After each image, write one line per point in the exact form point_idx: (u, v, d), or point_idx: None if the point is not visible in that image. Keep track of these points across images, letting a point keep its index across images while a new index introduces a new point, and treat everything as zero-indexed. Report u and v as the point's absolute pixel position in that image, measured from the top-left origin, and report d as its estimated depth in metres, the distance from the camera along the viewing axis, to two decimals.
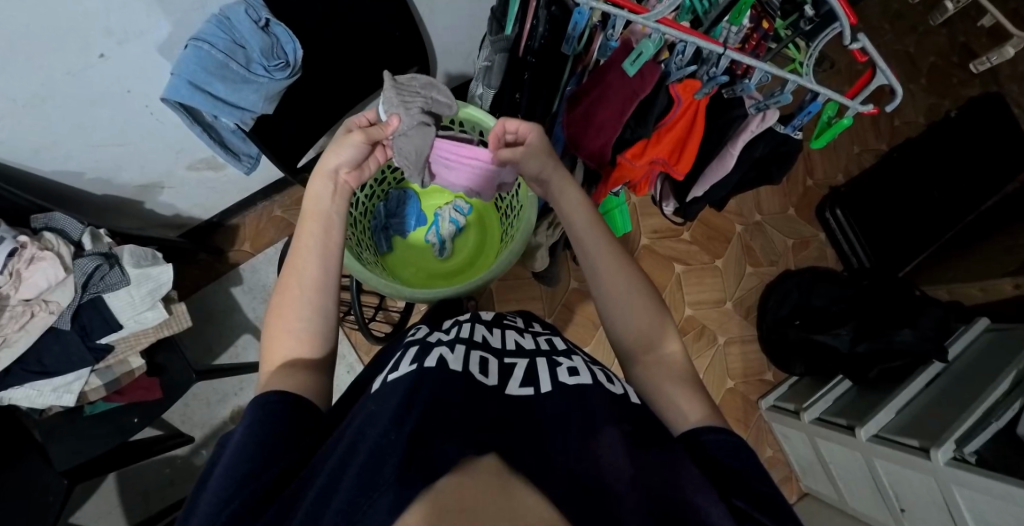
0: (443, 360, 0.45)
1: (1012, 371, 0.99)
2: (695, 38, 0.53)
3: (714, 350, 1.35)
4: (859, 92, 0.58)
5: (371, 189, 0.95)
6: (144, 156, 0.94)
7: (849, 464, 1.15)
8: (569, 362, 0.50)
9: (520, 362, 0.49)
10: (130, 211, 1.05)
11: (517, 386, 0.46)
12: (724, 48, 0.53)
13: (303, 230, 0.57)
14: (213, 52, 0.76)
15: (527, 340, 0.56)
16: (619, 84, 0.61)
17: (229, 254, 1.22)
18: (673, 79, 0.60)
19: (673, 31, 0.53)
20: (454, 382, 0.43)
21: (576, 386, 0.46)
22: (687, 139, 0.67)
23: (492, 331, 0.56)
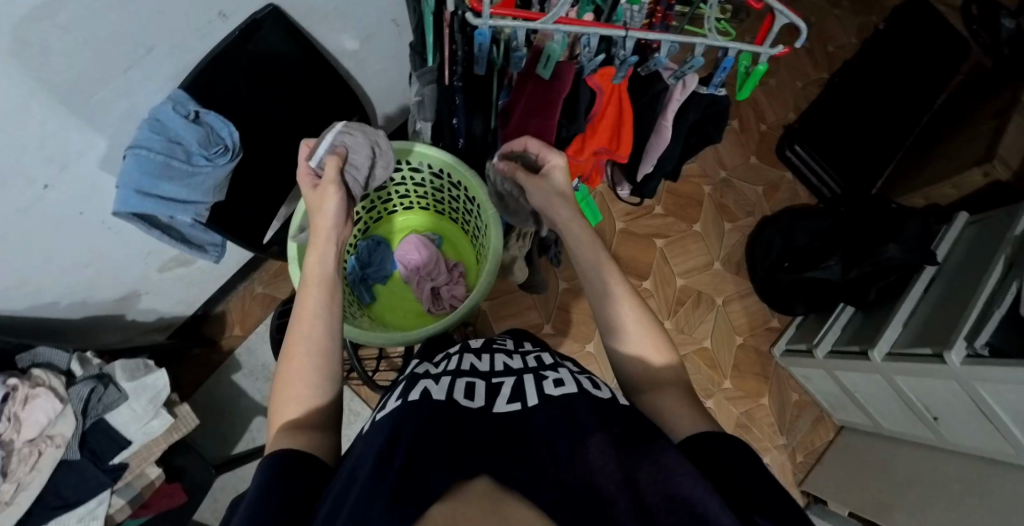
0: (426, 392, 0.48)
1: (1002, 257, 0.99)
2: (598, 29, 0.54)
3: (715, 312, 1.35)
4: (767, 38, 0.57)
5: None
6: (113, 270, 0.94)
7: (872, 389, 1.15)
8: (555, 374, 0.53)
9: (507, 381, 0.53)
10: (114, 326, 1.05)
11: (503, 403, 0.49)
12: (626, 30, 0.54)
13: (305, 296, 0.57)
14: (152, 155, 0.78)
15: (516, 360, 0.58)
16: (539, 90, 0.63)
17: (223, 342, 1.22)
18: (589, 71, 0.62)
19: (575, 27, 0.53)
20: (442, 412, 0.46)
21: (561, 396, 0.49)
22: (621, 123, 0.68)
23: (481, 357, 0.58)
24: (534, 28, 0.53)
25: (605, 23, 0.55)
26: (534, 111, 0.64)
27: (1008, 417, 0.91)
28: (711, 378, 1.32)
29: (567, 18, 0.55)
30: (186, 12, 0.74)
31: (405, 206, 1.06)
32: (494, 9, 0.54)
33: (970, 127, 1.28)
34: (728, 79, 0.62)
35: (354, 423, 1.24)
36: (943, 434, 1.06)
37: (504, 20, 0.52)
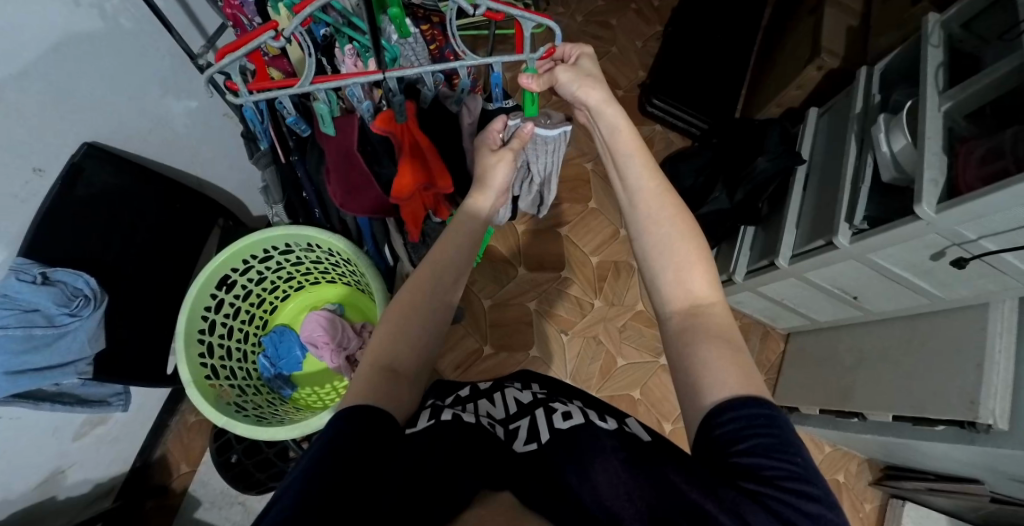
0: (457, 414, 0.56)
1: (852, 138, 1.06)
2: (354, 79, 0.60)
3: (638, 274, 1.38)
4: (523, 44, 0.63)
5: (238, 351, 0.97)
6: (26, 458, 0.89)
7: (795, 291, 1.19)
8: (564, 408, 0.60)
9: (522, 423, 0.60)
10: (49, 512, 0.99)
11: (523, 444, 0.56)
12: (379, 74, 0.59)
13: (445, 239, 0.66)
14: (10, 333, 0.74)
15: (524, 395, 0.66)
16: (336, 148, 0.71)
17: (174, 484, 1.18)
18: (369, 117, 0.70)
19: (333, 83, 0.60)
20: (476, 435, 0.54)
21: (570, 429, 0.55)
22: (421, 153, 0.72)
23: (494, 401, 0.66)
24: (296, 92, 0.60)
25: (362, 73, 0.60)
26: (338, 163, 0.72)
27: (910, 273, 0.96)
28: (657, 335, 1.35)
29: (323, 77, 0.60)
30: None
31: (292, 289, 1.07)
32: (253, 85, 0.61)
33: (793, 30, 1.37)
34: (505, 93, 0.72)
35: None
36: (868, 308, 1.10)
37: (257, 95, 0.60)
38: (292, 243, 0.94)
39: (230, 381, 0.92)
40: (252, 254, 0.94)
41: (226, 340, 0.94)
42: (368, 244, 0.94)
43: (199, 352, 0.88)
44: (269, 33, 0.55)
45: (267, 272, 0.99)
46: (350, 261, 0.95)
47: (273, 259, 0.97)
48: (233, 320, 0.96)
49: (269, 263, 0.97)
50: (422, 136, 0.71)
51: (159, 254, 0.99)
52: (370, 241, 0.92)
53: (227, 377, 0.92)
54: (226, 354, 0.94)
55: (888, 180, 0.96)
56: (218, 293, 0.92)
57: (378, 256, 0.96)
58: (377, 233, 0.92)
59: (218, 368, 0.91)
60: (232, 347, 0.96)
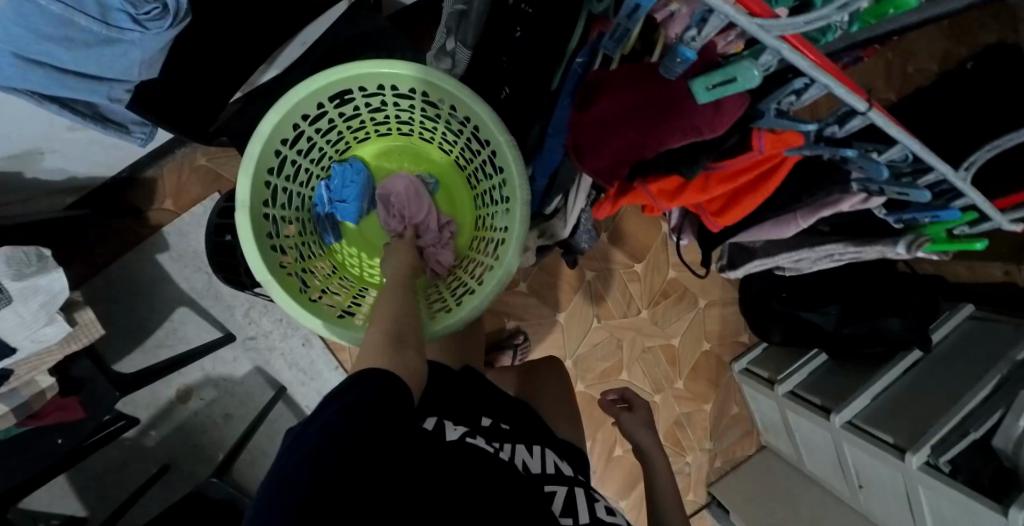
0: (507, 461, 0.55)
1: (995, 377, 0.96)
2: (833, 82, 0.38)
3: (693, 313, 1.30)
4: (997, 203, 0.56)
5: (306, 171, 0.75)
6: (4, 127, 0.70)
7: (815, 438, 1.15)
8: (605, 501, 0.59)
9: (559, 491, 0.57)
10: (5, 183, 0.82)
11: (560, 517, 0.53)
12: (869, 105, 0.40)
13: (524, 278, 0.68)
14: (42, 6, 0.46)
15: (560, 463, 0.65)
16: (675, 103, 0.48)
17: (150, 214, 1.05)
18: (763, 123, 0.48)
19: (809, 63, 0.37)
20: (512, 476, 0.52)
21: (614, 524, 0.55)
22: (759, 183, 0.56)
23: (532, 453, 0.64)
24: (751, 30, 0.35)
25: (843, 80, 0.39)
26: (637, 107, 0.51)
27: (930, 518, 0.95)
28: (668, 374, 1.30)
29: (798, 41, 0.37)
30: None
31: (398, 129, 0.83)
32: None
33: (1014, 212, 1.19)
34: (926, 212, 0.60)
35: (291, 336, 1.13)
36: (859, 499, 1.10)
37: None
38: (443, 104, 0.70)
39: (282, 211, 0.71)
40: (392, 85, 0.70)
41: (301, 158, 0.72)
42: (539, 178, 0.70)
43: (269, 166, 0.66)
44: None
45: (388, 107, 0.75)
46: (489, 168, 0.74)
47: (407, 101, 0.73)
48: (321, 137, 0.73)
49: (398, 101, 0.74)
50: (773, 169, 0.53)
51: None
52: (544, 177, 0.69)
53: (283, 201, 0.71)
54: (293, 176, 0.72)
55: (1000, 446, 0.89)
56: (325, 105, 0.69)
57: (538, 197, 0.72)
58: (557, 175, 0.69)
59: (279, 190, 0.70)
60: (302, 169, 0.74)
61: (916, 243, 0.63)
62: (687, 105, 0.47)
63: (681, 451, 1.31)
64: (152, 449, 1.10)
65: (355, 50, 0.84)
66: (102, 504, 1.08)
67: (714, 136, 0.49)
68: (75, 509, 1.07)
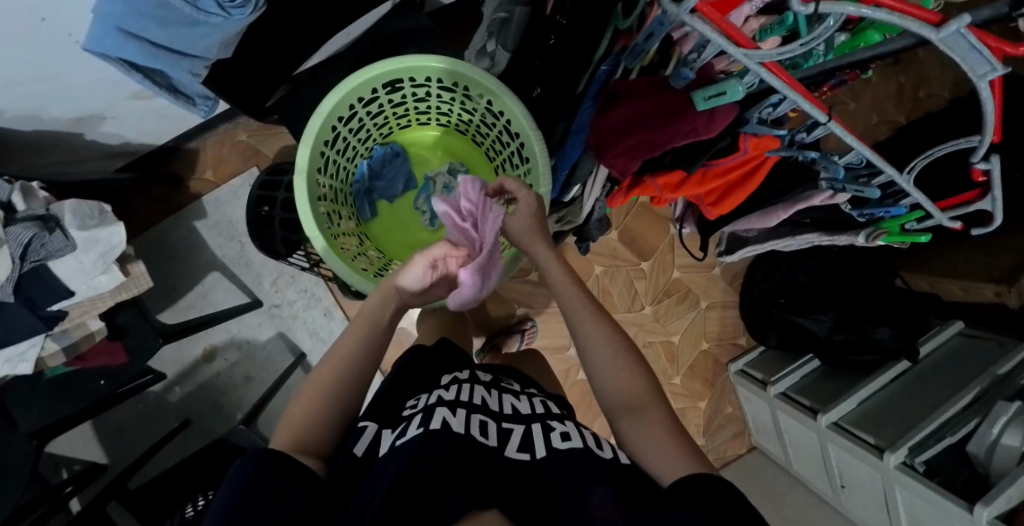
0: (447, 423, 0.51)
1: (977, 388, 1.01)
2: (800, 98, 0.45)
3: (694, 313, 1.36)
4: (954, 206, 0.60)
5: (353, 149, 0.81)
6: (78, 92, 0.78)
7: (803, 438, 1.21)
8: (562, 428, 0.56)
9: (516, 428, 0.56)
10: (68, 144, 0.90)
11: (514, 449, 0.51)
12: (829, 117, 0.46)
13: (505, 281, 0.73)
14: None
15: (522, 403, 0.63)
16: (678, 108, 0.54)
17: (191, 183, 1.13)
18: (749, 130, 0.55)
19: (777, 80, 0.44)
20: (450, 440, 0.48)
21: (568, 451, 0.51)
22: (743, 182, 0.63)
23: (491, 394, 0.63)
24: (735, 55, 0.42)
25: (811, 97, 0.46)
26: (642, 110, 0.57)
27: (905, 516, 1.02)
28: (666, 371, 1.36)
29: (772, 67, 0.44)
30: None
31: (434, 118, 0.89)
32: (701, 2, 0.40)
33: None
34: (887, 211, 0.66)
35: (313, 307, 1.19)
36: (841, 498, 1.16)
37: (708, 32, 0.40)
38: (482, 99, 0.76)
39: (331, 181, 0.78)
40: (439, 78, 0.76)
41: (351, 136, 0.79)
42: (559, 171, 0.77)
43: (325, 139, 0.73)
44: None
45: (432, 98, 0.82)
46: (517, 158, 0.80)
47: (449, 93, 0.80)
48: (369, 119, 0.80)
49: (441, 94, 0.80)
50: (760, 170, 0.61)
51: None
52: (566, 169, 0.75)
53: (331, 173, 0.77)
54: (343, 151, 0.79)
55: (975, 450, 0.95)
56: (378, 90, 0.76)
57: (559, 186, 0.78)
58: (576, 169, 0.76)
59: (330, 162, 0.77)
60: (350, 146, 0.80)
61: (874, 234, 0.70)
62: (687, 113, 0.53)
63: None
64: (174, 405, 1.17)
65: (396, 44, 0.92)
66: (122, 454, 1.15)
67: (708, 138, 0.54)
68: (100, 455, 1.14)
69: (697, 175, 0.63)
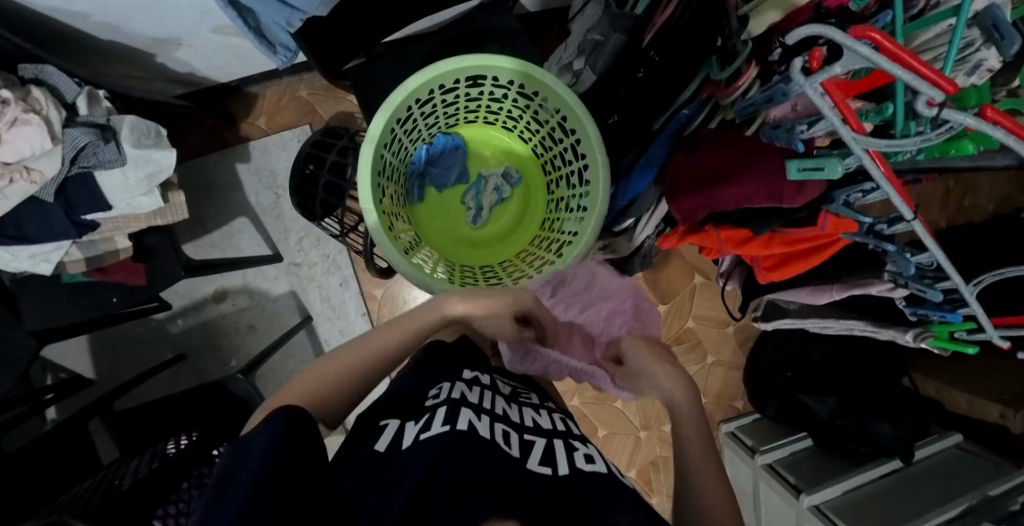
0: (474, 426, 0.51)
1: (964, 502, 1.00)
2: (896, 194, 0.45)
3: (699, 367, 1.36)
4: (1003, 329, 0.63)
5: (417, 131, 0.80)
6: (165, 16, 0.79)
7: (779, 513, 1.19)
8: (585, 449, 0.57)
9: (538, 442, 0.55)
10: (138, 61, 0.91)
11: (537, 463, 0.51)
12: (917, 217, 0.46)
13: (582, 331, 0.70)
14: None
15: (544, 418, 0.62)
16: (770, 171, 0.55)
17: (242, 125, 1.13)
18: (835, 208, 0.56)
19: (875, 166, 0.43)
20: (476, 442, 0.49)
21: (592, 473, 0.52)
22: (805, 255, 0.64)
23: (511, 405, 0.61)
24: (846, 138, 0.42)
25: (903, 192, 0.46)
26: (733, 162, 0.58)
27: None
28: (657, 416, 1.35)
29: (876, 156, 0.44)
30: None
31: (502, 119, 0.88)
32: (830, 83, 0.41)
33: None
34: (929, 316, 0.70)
35: (331, 274, 1.18)
36: None
37: (832, 113, 0.39)
38: (558, 114, 0.76)
39: (391, 158, 0.78)
40: (521, 83, 0.76)
41: (420, 119, 0.79)
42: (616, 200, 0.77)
43: (398, 116, 0.74)
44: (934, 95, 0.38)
45: (506, 102, 0.82)
46: (577, 177, 0.79)
47: (525, 100, 0.79)
48: (441, 105, 0.80)
49: (518, 99, 0.80)
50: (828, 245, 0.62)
51: None
52: (624, 200, 0.75)
53: (392, 149, 0.76)
54: (409, 132, 0.79)
55: None
56: (459, 82, 0.76)
57: (613, 214, 0.78)
58: (635, 201, 0.75)
59: (396, 140, 0.77)
60: (416, 128, 0.80)
61: (923, 335, 0.72)
62: (777, 178, 0.54)
63: (648, 491, 1.32)
64: (174, 337, 1.17)
65: (479, 39, 0.92)
66: (112, 373, 1.16)
67: (790, 207, 0.55)
68: (91, 369, 1.15)
69: (762, 237, 0.63)
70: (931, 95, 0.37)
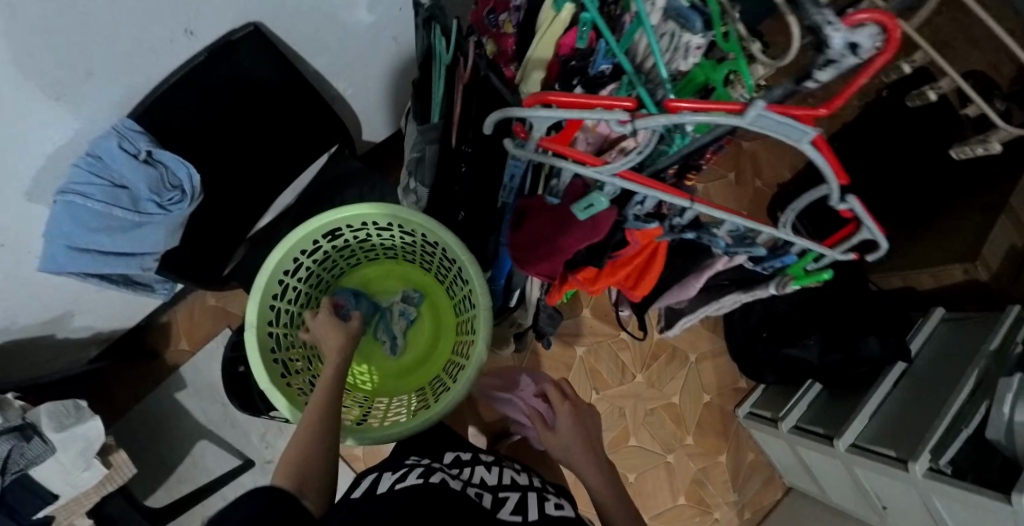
0: (443, 479, 0.57)
1: (975, 369, 1.00)
2: (660, 192, 0.48)
3: (687, 371, 1.33)
4: (842, 243, 0.61)
5: (306, 296, 0.85)
6: (43, 294, 0.83)
7: (831, 472, 1.16)
8: (555, 498, 0.61)
9: (512, 496, 0.59)
10: (40, 346, 0.94)
11: (507, 511, 0.55)
12: (691, 202, 0.49)
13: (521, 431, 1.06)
14: (88, 204, 0.65)
15: (521, 474, 0.67)
16: (565, 222, 0.57)
17: (167, 355, 1.15)
18: (630, 224, 0.57)
19: (631, 183, 0.48)
20: (451, 496, 0.54)
21: (560, 517, 0.56)
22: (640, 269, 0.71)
23: (491, 469, 0.66)
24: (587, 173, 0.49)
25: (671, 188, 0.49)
26: (541, 230, 0.59)
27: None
28: (675, 434, 1.31)
29: (626, 172, 0.49)
30: (139, 29, 0.61)
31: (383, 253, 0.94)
32: (545, 141, 0.51)
33: (961, 221, 1.26)
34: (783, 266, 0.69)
35: None
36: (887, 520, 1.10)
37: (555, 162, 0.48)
38: (418, 233, 0.82)
39: (285, 330, 0.82)
40: (374, 219, 0.82)
41: (301, 284, 0.84)
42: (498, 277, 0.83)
43: (274, 293, 0.78)
44: (619, 115, 0.43)
45: (374, 236, 0.88)
46: (456, 274, 0.84)
47: (388, 231, 0.85)
48: (317, 265, 0.85)
49: (381, 232, 0.86)
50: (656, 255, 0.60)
51: (270, 159, 0.88)
52: (501, 278, 0.81)
53: (283, 323, 0.81)
54: (295, 300, 0.84)
55: (994, 436, 0.92)
56: (319, 240, 0.81)
57: (501, 295, 0.84)
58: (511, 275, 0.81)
59: (282, 312, 0.81)
60: (302, 293, 0.85)
61: (784, 282, 0.72)
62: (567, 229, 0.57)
63: (707, 508, 1.30)
64: None
65: (336, 188, 1.00)
66: None
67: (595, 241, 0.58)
68: None
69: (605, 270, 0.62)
70: (612, 117, 0.43)
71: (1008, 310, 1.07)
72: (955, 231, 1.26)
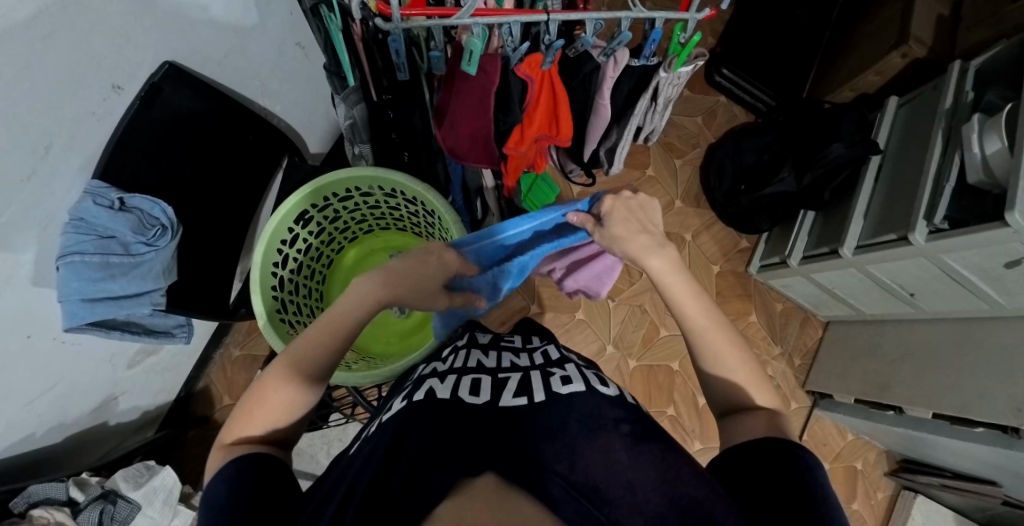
0: (431, 391, 0.57)
1: (938, 131, 1.00)
2: (516, 16, 0.58)
3: (688, 248, 1.43)
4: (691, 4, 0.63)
5: (301, 285, 0.94)
6: (85, 385, 0.90)
7: (849, 283, 1.19)
8: (562, 372, 0.61)
9: (512, 375, 0.60)
10: (99, 435, 1.02)
11: (510, 398, 0.56)
12: (545, 14, 0.58)
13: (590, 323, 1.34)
14: (88, 259, 0.71)
15: (524, 357, 0.67)
16: (468, 85, 0.69)
17: (217, 415, 1.22)
18: (515, 61, 0.69)
19: (491, 19, 0.57)
20: (444, 415, 0.53)
21: (569, 394, 0.56)
22: (556, 108, 0.76)
23: (488, 355, 0.67)
24: (452, 24, 0.57)
25: (523, 10, 0.58)
26: (470, 100, 0.70)
27: (976, 276, 0.94)
28: None
29: (482, 10, 0.58)
30: (70, 97, 0.66)
31: (362, 230, 1.02)
32: (406, 10, 0.57)
33: (881, 10, 1.27)
34: (659, 50, 0.72)
35: None
36: (921, 305, 1.10)
37: (420, 22, 0.56)
38: (378, 189, 0.89)
39: (295, 317, 0.90)
40: (333, 193, 0.88)
41: (295, 275, 0.92)
42: (456, 194, 0.93)
43: (272, 285, 0.86)
44: None
45: (342, 211, 0.94)
46: (424, 218, 0.91)
47: (351, 200, 0.92)
48: (303, 255, 0.93)
49: (347, 205, 0.93)
50: (555, 84, 0.74)
51: (230, 187, 0.94)
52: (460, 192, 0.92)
53: (288, 310, 0.89)
54: (295, 289, 0.92)
55: (974, 181, 0.91)
56: (295, 228, 0.88)
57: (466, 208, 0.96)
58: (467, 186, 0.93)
59: (287, 303, 0.89)
60: (298, 283, 0.93)
61: (670, 63, 0.74)
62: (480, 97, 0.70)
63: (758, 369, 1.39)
64: None
65: None
66: None
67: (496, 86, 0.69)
68: None
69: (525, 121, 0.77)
70: None
71: (957, 62, 1.07)
72: (880, 20, 1.26)
